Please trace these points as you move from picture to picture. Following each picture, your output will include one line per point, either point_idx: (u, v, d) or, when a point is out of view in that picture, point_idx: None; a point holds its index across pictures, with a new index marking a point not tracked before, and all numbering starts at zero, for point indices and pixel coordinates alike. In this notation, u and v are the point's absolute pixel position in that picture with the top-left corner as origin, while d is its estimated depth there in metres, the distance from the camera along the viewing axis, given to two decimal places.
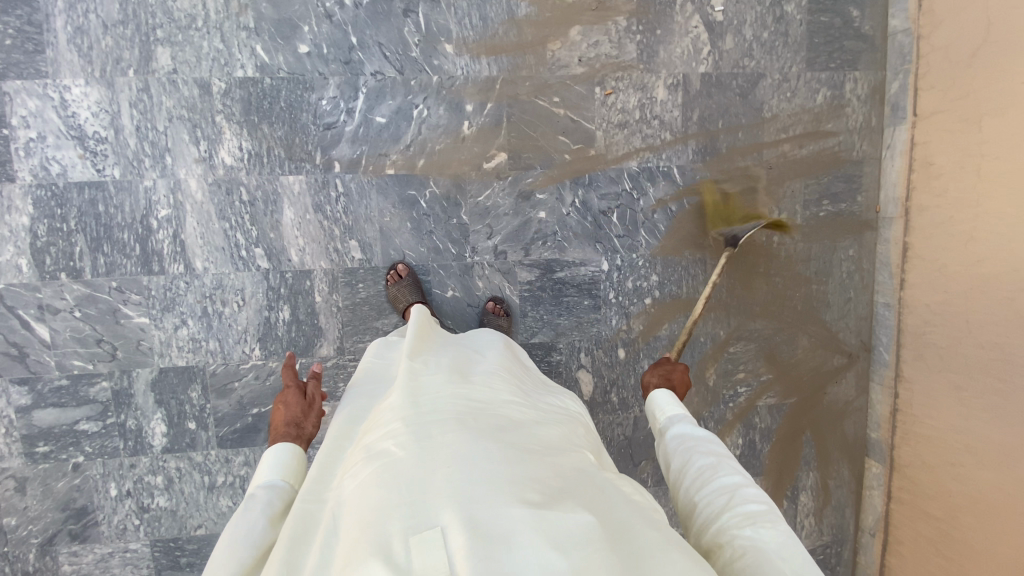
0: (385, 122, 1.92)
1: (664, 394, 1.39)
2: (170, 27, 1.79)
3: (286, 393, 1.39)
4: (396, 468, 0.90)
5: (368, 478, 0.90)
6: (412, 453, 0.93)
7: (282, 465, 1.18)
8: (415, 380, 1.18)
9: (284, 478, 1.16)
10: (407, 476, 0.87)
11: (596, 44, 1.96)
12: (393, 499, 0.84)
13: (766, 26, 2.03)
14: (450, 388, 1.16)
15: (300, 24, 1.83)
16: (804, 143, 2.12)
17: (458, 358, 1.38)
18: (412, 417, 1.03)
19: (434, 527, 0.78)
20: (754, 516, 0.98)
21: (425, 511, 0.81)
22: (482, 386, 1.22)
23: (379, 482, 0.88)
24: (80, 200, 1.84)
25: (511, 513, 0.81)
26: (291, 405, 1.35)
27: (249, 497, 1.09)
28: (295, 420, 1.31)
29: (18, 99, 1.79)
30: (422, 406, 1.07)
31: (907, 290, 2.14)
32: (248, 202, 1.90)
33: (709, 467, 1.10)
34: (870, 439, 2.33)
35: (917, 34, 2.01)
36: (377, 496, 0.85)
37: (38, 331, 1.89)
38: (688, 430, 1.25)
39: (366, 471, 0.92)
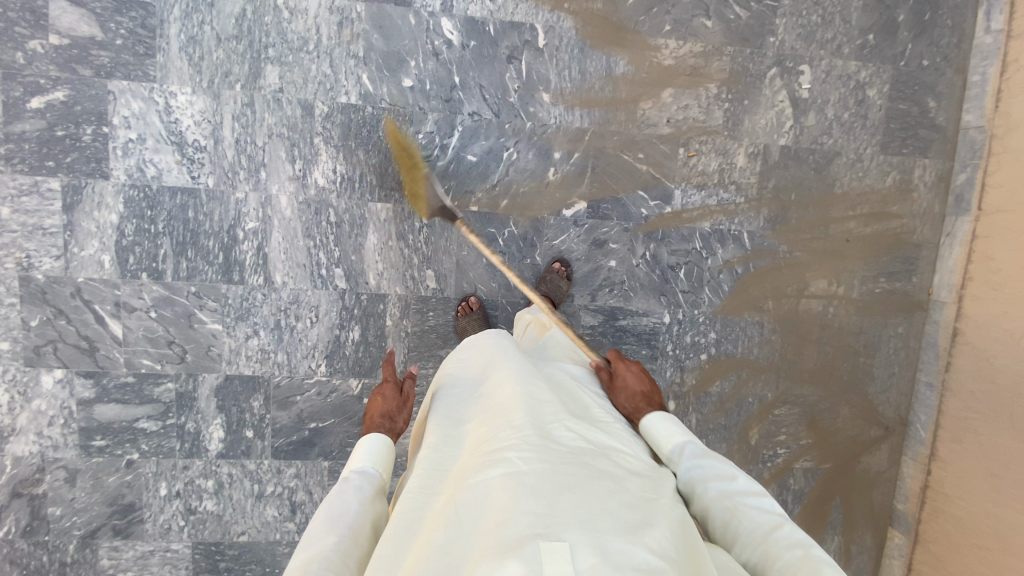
0: (476, 161, 1.98)
1: (663, 425, 1.31)
2: (282, 47, 1.83)
3: (385, 385, 1.41)
4: (524, 480, 0.94)
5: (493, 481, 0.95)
6: (538, 471, 0.97)
7: (375, 454, 1.21)
8: (532, 397, 1.20)
9: (377, 468, 1.19)
10: (535, 489, 0.92)
11: (685, 107, 2.02)
12: (523, 508, 0.88)
13: (847, 108, 2.10)
14: (562, 407, 1.20)
15: (407, 58, 1.88)
16: (870, 222, 2.19)
17: (563, 383, 1.39)
18: (536, 435, 1.07)
19: (562, 540, 0.81)
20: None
21: (556, 525, 0.85)
22: (594, 420, 1.24)
23: (507, 490, 0.92)
24: (171, 205, 1.87)
25: (636, 551, 0.84)
26: (388, 398, 1.38)
27: (347, 479, 1.14)
28: (390, 413, 1.33)
29: (122, 99, 1.81)
30: (542, 426, 1.11)
31: (951, 373, 2.22)
32: (334, 223, 1.94)
33: (731, 518, 1.07)
34: (897, 510, 2.40)
35: (991, 132, 2.10)
36: (506, 505, 0.89)
37: (111, 327, 1.91)
38: (695, 467, 1.19)
39: (491, 476, 0.97)
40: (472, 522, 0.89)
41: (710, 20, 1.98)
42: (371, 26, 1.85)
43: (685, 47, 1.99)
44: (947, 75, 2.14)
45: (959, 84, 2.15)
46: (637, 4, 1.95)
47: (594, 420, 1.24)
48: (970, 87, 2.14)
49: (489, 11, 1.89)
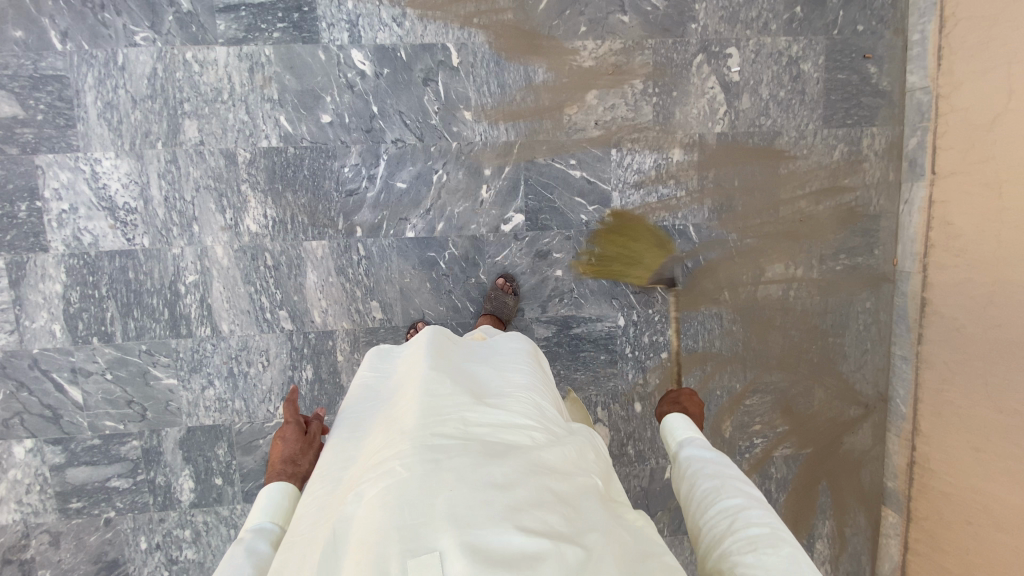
0: (406, 187, 1.96)
1: (676, 419, 1.37)
2: (197, 101, 1.84)
3: (286, 427, 1.34)
4: (400, 487, 0.88)
5: (371, 493, 0.89)
6: (418, 473, 0.91)
7: (273, 507, 1.16)
8: (427, 397, 1.14)
9: (276, 522, 1.15)
10: (411, 495, 0.86)
11: (611, 107, 1.98)
12: (395, 520, 0.82)
13: (782, 85, 2.03)
14: (464, 399, 1.15)
15: (323, 95, 1.87)
16: (822, 199, 2.12)
17: (466, 373, 1.33)
18: (421, 436, 1.01)
19: (434, 551, 0.77)
20: (757, 542, 0.96)
21: (430, 538, 0.80)
22: (494, 402, 1.20)
23: (381, 502, 0.86)
24: (111, 268, 1.90)
25: (515, 541, 0.81)
26: (289, 442, 1.32)
27: (242, 539, 1.07)
28: (292, 458, 1.29)
29: (51, 172, 1.84)
30: (431, 425, 1.05)
31: (925, 345, 2.13)
32: (273, 267, 1.95)
33: (713, 492, 1.10)
34: (887, 488, 2.33)
35: (936, 92, 2.00)
36: (379, 518, 0.83)
37: (71, 393, 1.95)
38: (695, 454, 1.23)
39: (370, 489, 0.90)
40: (347, 543, 0.83)
41: (627, 16, 1.93)
42: (282, 68, 1.85)
43: (604, 46, 1.94)
44: (885, 38, 2.04)
45: (900, 45, 2.05)
46: (549, 9, 1.90)
47: (503, 404, 1.19)
48: (911, 47, 2.04)
49: (398, 37, 1.87)
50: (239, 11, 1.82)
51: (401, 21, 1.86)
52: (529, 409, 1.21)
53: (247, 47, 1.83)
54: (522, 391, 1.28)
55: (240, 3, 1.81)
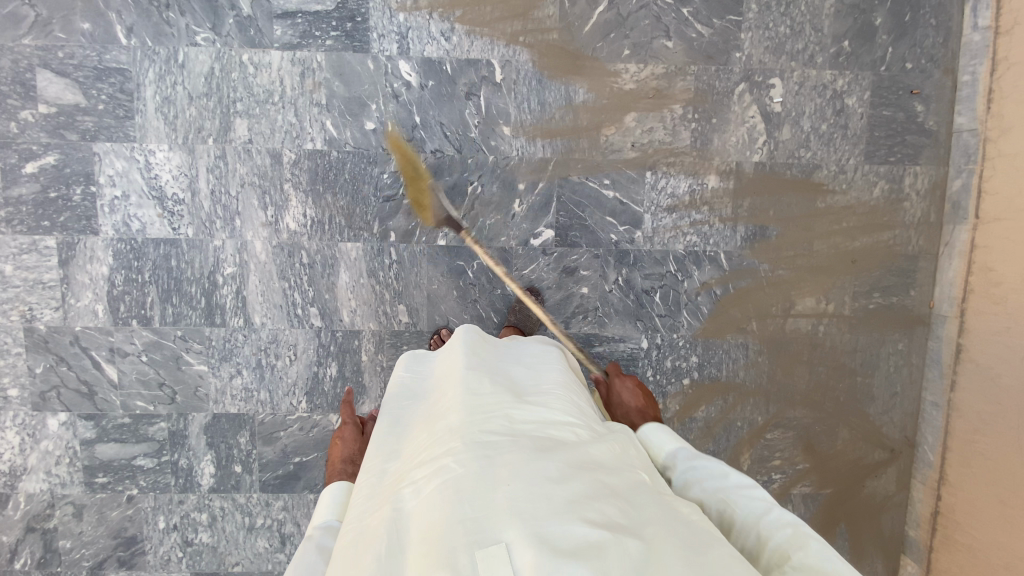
0: (441, 196, 2.00)
1: (658, 434, 1.30)
2: (249, 101, 1.92)
3: (347, 432, 1.50)
4: (459, 483, 0.92)
5: (431, 489, 0.93)
6: (475, 470, 0.94)
7: (337, 506, 1.18)
8: (473, 394, 1.17)
9: (342, 519, 1.15)
10: (469, 491, 0.90)
11: (649, 130, 1.99)
12: (458, 513, 0.86)
13: (825, 118, 2.01)
14: (507, 397, 1.18)
15: (368, 102, 1.93)
16: (859, 236, 2.08)
17: (505, 369, 1.35)
18: (473, 431, 1.04)
19: (501, 543, 0.81)
20: (789, 547, 0.92)
21: (496, 531, 0.83)
22: (536, 397, 1.22)
23: (442, 497, 0.90)
24: (155, 255, 1.98)
25: (576, 532, 0.83)
26: (348, 441, 1.46)
27: (312, 535, 1.08)
28: (350, 455, 1.40)
29: (106, 160, 1.92)
30: (481, 420, 1.08)
31: (957, 392, 2.07)
32: (308, 264, 2.01)
33: (726, 511, 1.05)
34: (909, 537, 2.25)
35: (984, 135, 1.97)
36: (443, 512, 0.87)
37: (108, 371, 2.03)
38: (689, 470, 1.16)
39: (429, 483, 0.94)
40: (411, 534, 0.87)
41: (671, 41, 1.95)
42: (332, 74, 1.91)
43: (646, 70, 1.96)
44: (935, 77, 2.01)
45: (949, 86, 2.01)
46: (594, 31, 1.93)
47: (546, 400, 1.21)
48: (961, 87, 2.01)
49: (445, 51, 1.92)
50: (295, 18, 1.89)
51: (449, 36, 1.91)
52: (571, 404, 1.22)
53: (300, 52, 1.90)
54: (562, 386, 1.30)
55: (296, 10, 1.88)
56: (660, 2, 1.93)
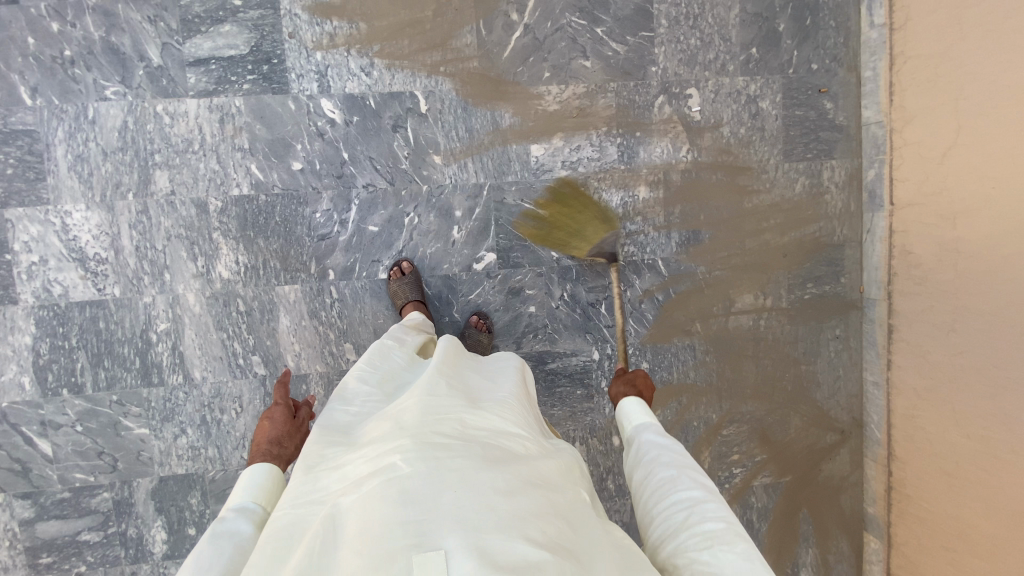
0: (378, 230, 1.99)
1: (636, 408, 1.34)
2: (167, 151, 1.86)
3: (278, 411, 1.34)
4: (405, 483, 0.90)
5: (372, 488, 0.90)
6: (423, 471, 0.93)
7: (257, 487, 1.12)
8: (429, 395, 1.16)
9: (258, 502, 1.10)
10: (416, 495, 0.88)
11: (577, 149, 2.03)
12: (399, 514, 0.85)
13: (742, 122, 2.10)
14: (461, 403, 1.16)
15: (293, 143, 1.91)
16: (787, 231, 2.17)
17: (463, 372, 1.34)
18: (423, 433, 1.03)
19: (440, 549, 0.80)
20: (712, 537, 0.96)
21: (435, 537, 0.82)
22: (490, 401, 1.22)
23: (386, 494, 0.88)
24: (81, 318, 1.89)
25: (517, 548, 0.83)
26: (275, 422, 1.30)
27: (223, 518, 1.02)
28: (277, 438, 1.26)
29: (21, 225, 1.84)
30: (434, 422, 1.07)
31: (894, 371, 2.15)
32: (245, 312, 1.96)
33: (667, 482, 1.09)
34: (868, 514, 2.33)
35: (889, 127, 2.05)
36: (384, 512, 0.85)
37: (41, 446, 1.92)
38: (651, 443, 1.21)
39: (372, 481, 0.92)
40: (348, 533, 0.85)
41: (589, 61, 2.00)
42: (252, 118, 1.88)
43: (567, 90, 2.00)
44: (839, 75, 2.11)
45: (853, 82, 2.12)
46: (513, 56, 1.96)
47: (501, 409, 1.20)
48: (865, 83, 2.11)
49: (367, 86, 1.91)
50: (209, 64, 1.85)
51: (369, 71, 1.91)
52: (523, 419, 1.22)
53: (217, 99, 1.87)
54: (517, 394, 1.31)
55: (209, 56, 1.85)
56: (574, 24, 1.98)
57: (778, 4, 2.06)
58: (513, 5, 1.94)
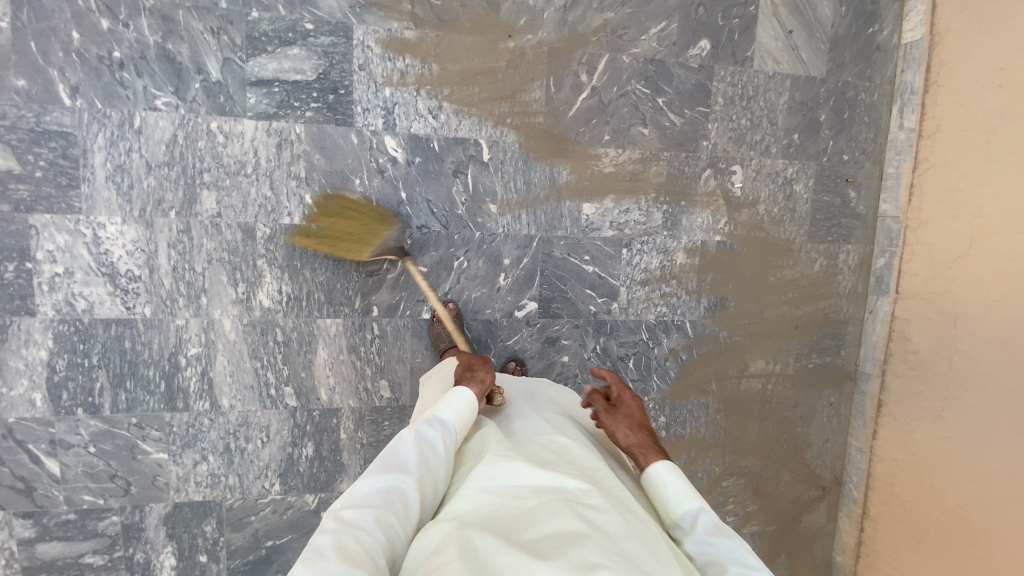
0: (426, 271, 1.98)
1: (671, 479, 1.23)
2: (218, 172, 1.78)
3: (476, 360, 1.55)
4: (590, 512, 1.04)
5: (560, 504, 1.04)
6: (600, 506, 1.06)
7: (456, 412, 1.29)
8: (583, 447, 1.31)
9: (456, 423, 1.27)
10: (601, 523, 1.01)
11: (626, 211, 2.10)
12: (592, 531, 0.98)
13: (777, 202, 2.23)
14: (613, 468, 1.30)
15: (352, 177, 1.87)
16: (802, 304, 2.34)
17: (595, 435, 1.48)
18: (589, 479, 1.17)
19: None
20: None
21: (622, 561, 0.93)
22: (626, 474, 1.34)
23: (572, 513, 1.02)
24: (105, 336, 1.78)
25: None
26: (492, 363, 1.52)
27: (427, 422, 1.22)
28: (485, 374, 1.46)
29: (46, 233, 1.70)
30: (593, 475, 1.20)
31: (878, 441, 2.38)
32: (282, 342, 1.91)
33: None
34: (836, 562, 2.57)
35: (904, 224, 2.24)
36: (573, 524, 0.99)
37: (47, 465, 1.79)
38: (707, 544, 1.11)
39: (554, 499, 1.07)
40: (541, 529, 0.99)
41: (647, 128, 2.06)
42: (312, 147, 1.83)
43: (624, 154, 2.06)
44: (865, 168, 2.29)
45: (876, 175, 2.30)
46: (577, 116, 2.00)
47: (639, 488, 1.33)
48: (886, 178, 2.29)
49: (433, 128, 1.90)
50: (272, 86, 1.77)
51: (437, 113, 1.90)
52: None
53: (277, 123, 1.79)
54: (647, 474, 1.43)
55: (273, 78, 1.77)
56: (638, 92, 2.03)
57: (822, 96, 2.20)
58: (583, 66, 1.97)
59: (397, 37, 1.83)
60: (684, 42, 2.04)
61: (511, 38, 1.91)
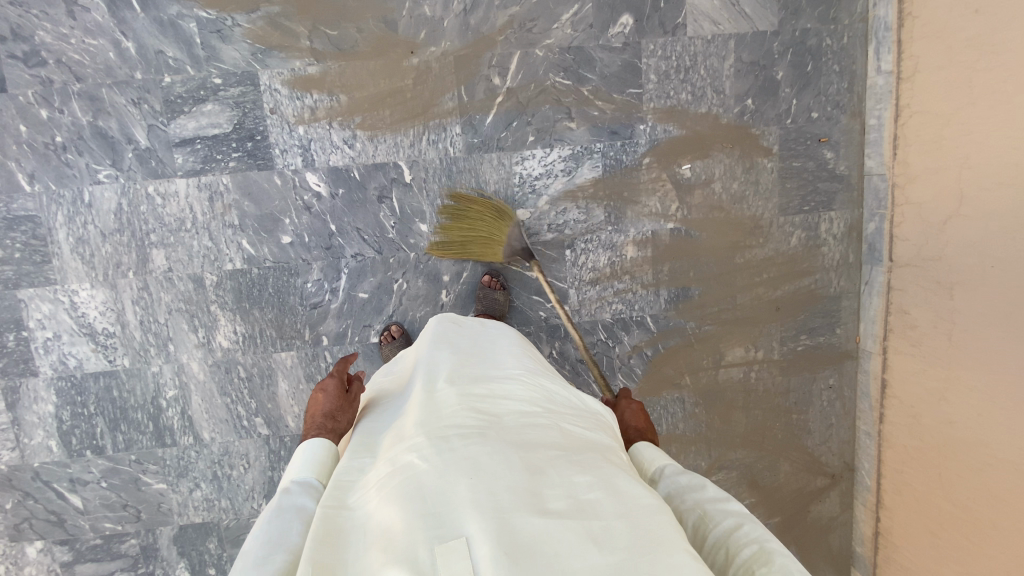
0: (368, 297, 2.03)
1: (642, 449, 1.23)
2: (162, 231, 1.92)
3: (312, 402, 1.27)
4: (421, 479, 0.85)
5: (390, 486, 0.86)
6: (441, 465, 0.87)
7: (313, 462, 1.09)
8: (440, 390, 1.11)
9: (318, 477, 1.07)
10: (430, 485, 0.84)
11: (563, 211, 2.02)
12: (414, 507, 0.80)
13: (736, 176, 2.03)
14: (467, 385, 1.12)
15: (282, 218, 1.94)
16: (781, 284, 2.12)
17: (465, 364, 1.25)
18: (437, 427, 0.97)
19: (460, 537, 0.75)
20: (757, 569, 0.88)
21: (452, 524, 0.78)
22: (495, 384, 1.14)
23: (406, 493, 0.83)
24: (97, 387, 2.02)
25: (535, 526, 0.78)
26: (330, 395, 1.28)
27: (286, 492, 0.99)
28: (332, 412, 1.24)
29: (33, 304, 1.94)
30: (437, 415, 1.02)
31: (886, 425, 2.16)
32: (246, 377, 2.05)
33: (698, 525, 1.01)
34: (856, 552, 2.34)
35: (892, 182, 1.99)
36: (397, 507, 0.81)
37: (72, 500, 2.09)
38: (665, 482, 1.11)
39: (391, 482, 0.87)
40: (375, 531, 0.80)
41: (574, 122, 1.95)
42: (240, 194, 1.92)
43: (552, 153, 1.97)
44: (841, 122, 2.01)
45: (857, 129, 2.02)
46: (496, 122, 1.93)
47: (510, 382, 1.16)
48: (868, 131, 2.02)
49: (351, 158, 1.92)
50: (194, 143, 1.88)
51: (352, 143, 1.91)
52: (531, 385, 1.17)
53: (205, 177, 1.90)
54: (524, 373, 1.22)
55: (194, 136, 1.87)
56: (559, 84, 1.92)
57: (777, 50, 1.94)
58: (494, 69, 1.90)
59: (302, 74, 1.86)
60: (602, 22, 1.89)
61: (413, 54, 1.87)
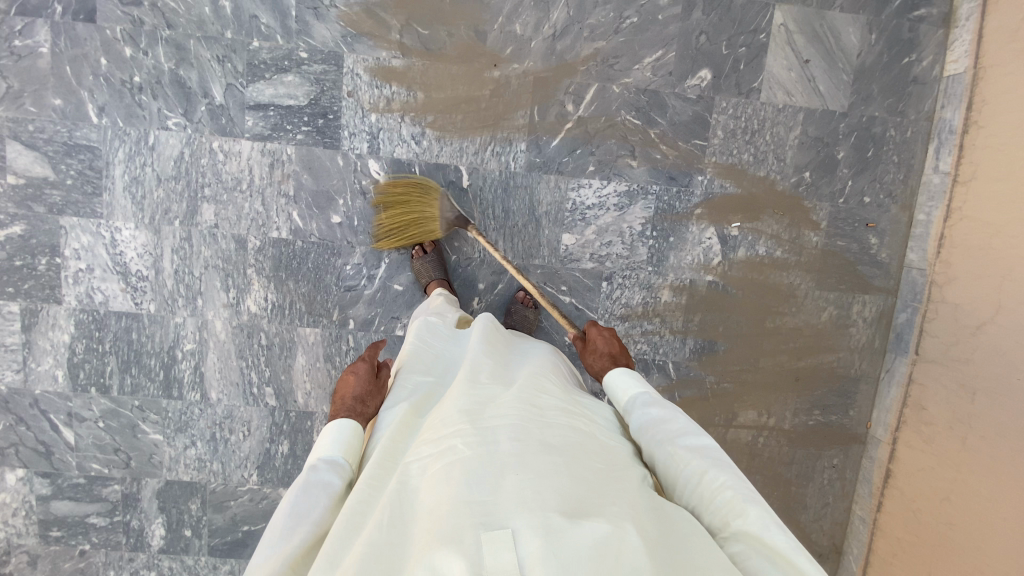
0: (402, 290, 2.05)
1: (621, 379, 1.33)
2: (216, 187, 1.94)
3: (342, 383, 1.27)
4: (467, 469, 0.90)
5: (438, 473, 0.91)
6: (487, 459, 0.92)
7: (342, 442, 1.10)
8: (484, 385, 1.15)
9: (346, 458, 1.08)
10: (477, 477, 0.89)
11: (608, 244, 2.04)
12: (463, 495, 0.85)
13: (780, 244, 2.07)
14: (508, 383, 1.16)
15: (335, 197, 1.97)
16: (804, 356, 2.15)
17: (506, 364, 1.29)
18: (481, 420, 1.02)
19: (507, 530, 0.79)
20: (728, 512, 0.95)
21: (499, 516, 0.82)
22: (533, 383, 1.18)
23: (452, 480, 0.88)
24: (117, 327, 2.01)
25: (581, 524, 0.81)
26: (360, 379, 1.28)
27: (312, 469, 1.02)
28: (361, 397, 1.24)
29: (73, 233, 1.95)
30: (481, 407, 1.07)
31: (882, 514, 2.16)
32: (266, 346, 2.05)
33: (667, 461, 1.07)
34: None
35: (930, 278, 2.02)
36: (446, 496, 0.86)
37: (65, 434, 2.07)
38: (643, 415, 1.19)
39: (438, 470, 0.92)
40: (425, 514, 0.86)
41: (636, 161, 1.99)
42: (301, 167, 1.94)
43: (610, 186, 2.01)
44: (890, 212, 2.06)
45: (905, 221, 2.07)
46: (561, 147, 1.97)
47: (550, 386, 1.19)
48: (916, 225, 2.06)
49: (415, 153, 1.96)
50: (268, 109, 1.91)
51: (420, 139, 1.95)
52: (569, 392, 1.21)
53: (270, 144, 1.93)
54: (557, 379, 1.27)
55: (269, 102, 1.90)
56: (629, 122, 1.97)
57: (842, 131, 2.00)
58: (570, 96, 1.94)
59: (385, 65, 1.90)
60: (682, 71, 1.94)
61: (496, 67, 1.92)
